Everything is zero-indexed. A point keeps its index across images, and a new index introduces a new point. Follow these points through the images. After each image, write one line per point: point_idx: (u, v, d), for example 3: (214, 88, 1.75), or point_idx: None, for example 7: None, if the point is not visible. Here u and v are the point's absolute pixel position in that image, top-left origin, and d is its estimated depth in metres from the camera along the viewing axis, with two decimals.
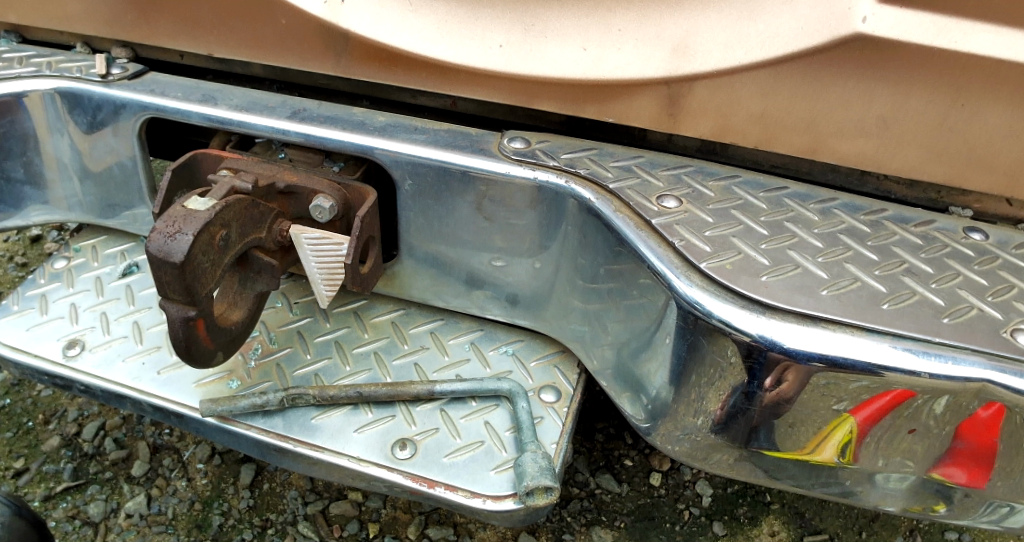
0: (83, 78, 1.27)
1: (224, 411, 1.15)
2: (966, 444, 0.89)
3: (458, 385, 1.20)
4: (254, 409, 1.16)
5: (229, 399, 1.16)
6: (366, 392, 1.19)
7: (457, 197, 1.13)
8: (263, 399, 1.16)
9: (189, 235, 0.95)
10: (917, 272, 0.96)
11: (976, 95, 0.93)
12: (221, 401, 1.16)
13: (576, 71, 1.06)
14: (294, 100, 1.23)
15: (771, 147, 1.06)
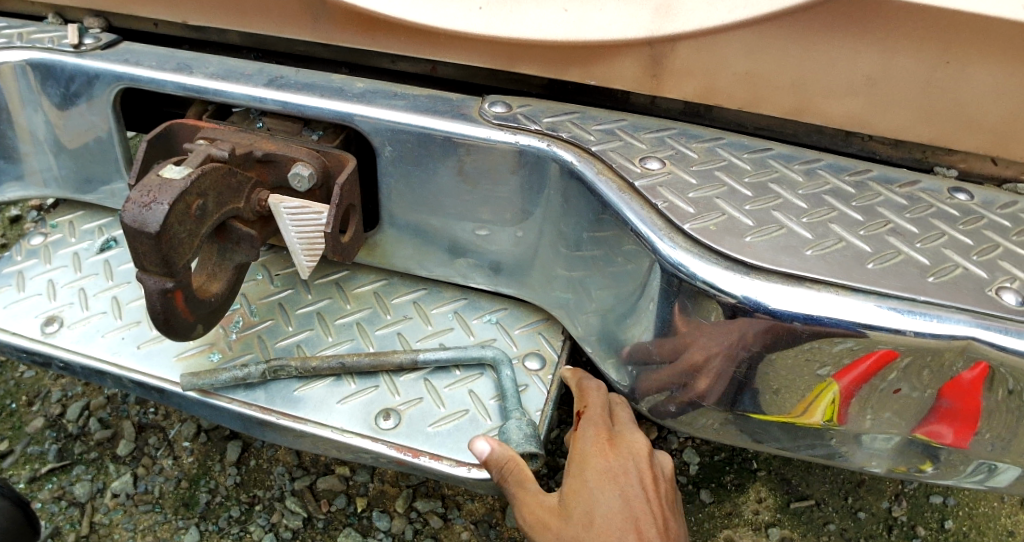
0: (54, 49, 1.23)
1: (205, 385, 1.13)
2: (952, 403, 0.89)
3: (441, 354, 1.19)
4: (235, 382, 1.14)
5: (210, 373, 1.14)
6: (348, 362, 1.17)
7: (437, 163, 1.11)
8: (244, 372, 1.14)
9: (164, 204, 0.93)
10: (902, 231, 0.95)
11: (962, 53, 0.92)
12: (202, 374, 1.14)
13: (557, 33, 1.03)
14: (270, 67, 1.20)
15: (757, 108, 1.05)
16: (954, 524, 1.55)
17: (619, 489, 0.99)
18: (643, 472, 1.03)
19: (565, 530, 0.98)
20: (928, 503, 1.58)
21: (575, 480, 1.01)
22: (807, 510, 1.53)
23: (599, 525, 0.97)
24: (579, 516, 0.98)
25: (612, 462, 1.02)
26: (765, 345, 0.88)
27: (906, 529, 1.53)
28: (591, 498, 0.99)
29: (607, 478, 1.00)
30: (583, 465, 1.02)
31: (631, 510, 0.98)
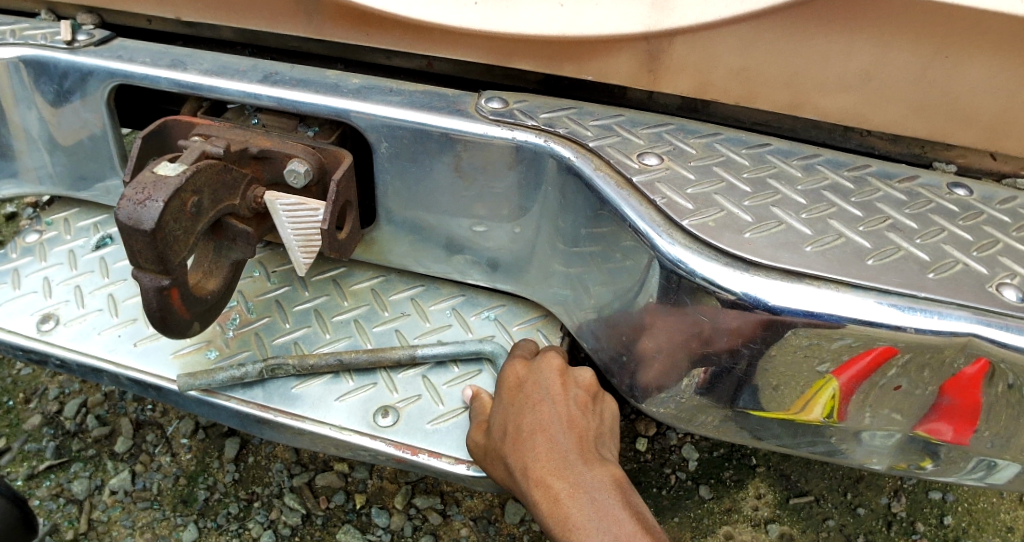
0: (47, 45, 1.22)
1: (202, 385, 1.13)
2: (952, 400, 0.89)
3: (439, 349, 1.19)
4: (233, 381, 1.14)
5: (207, 373, 1.14)
6: (346, 359, 1.17)
7: (434, 159, 1.11)
8: (242, 371, 1.14)
9: (159, 202, 0.92)
10: (901, 227, 0.94)
11: (961, 47, 0.91)
12: (199, 374, 1.14)
13: (552, 28, 1.02)
14: (265, 63, 1.19)
15: (755, 103, 1.05)
16: (953, 520, 1.55)
17: (526, 399, 1.02)
18: (556, 378, 1.03)
19: (490, 445, 1.02)
20: (927, 498, 1.58)
21: (494, 401, 1.05)
22: (806, 506, 1.53)
23: (511, 431, 0.99)
24: (497, 429, 1.01)
25: (523, 380, 1.05)
26: (764, 342, 0.88)
27: (904, 525, 1.53)
28: (504, 412, 1.02)
29: (517, 393, 1.03)
30: (499, 388, 1.06)
31: (537, 412, 0.99)
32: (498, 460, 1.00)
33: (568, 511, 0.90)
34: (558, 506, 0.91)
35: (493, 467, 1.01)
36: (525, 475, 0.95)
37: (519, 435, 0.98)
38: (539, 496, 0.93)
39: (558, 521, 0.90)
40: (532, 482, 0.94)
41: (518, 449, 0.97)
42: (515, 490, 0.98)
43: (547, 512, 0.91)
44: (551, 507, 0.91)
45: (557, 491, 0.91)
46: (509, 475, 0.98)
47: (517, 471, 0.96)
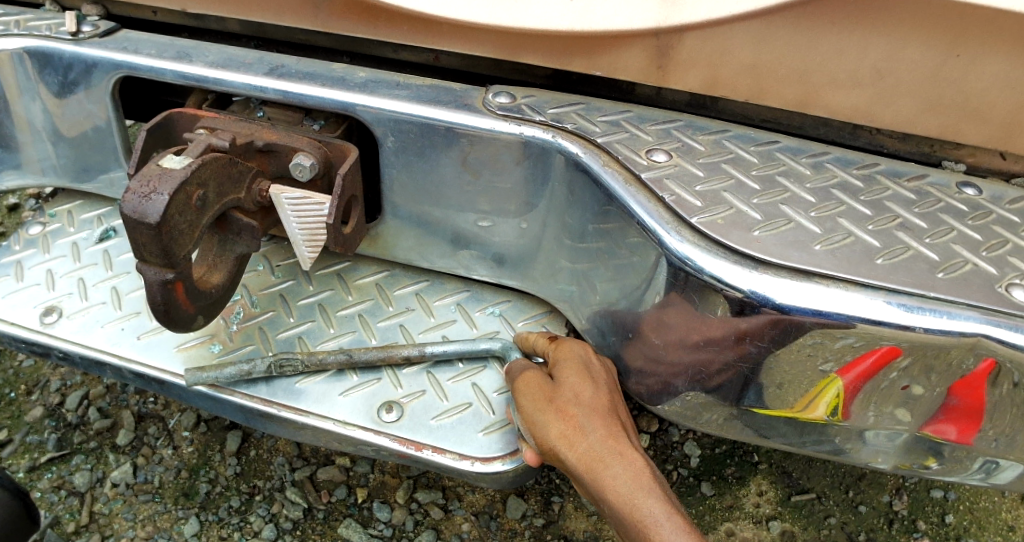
0: (52, 36, 1.21)
1: (210, 378, 1.13)
2: (960, 400, 0.89)
3: (448, 347, 1.18)
4: (241, 376, 1.13)
5: (216, 366, 1.14)
6: (355, 355, 1.16)
7: (440, 154, 1.10)
8: (251, 366, 1.13)
9: (165, 195, 0.91)
10: (910, 226, 0.94)
11: (973, 45, 0.90)
12: (208, 368, 1.14)
13: (562, 23, 1.01)
14: (271, 56, 1.18)
15: (763, 100, 1.04)
16: (955, 519, 1.55)
17: (600, 376, 1.05)
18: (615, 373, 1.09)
19: (559, 403, 1.01)
20: (929, 497, 1.58)
21: (560, 366, 1.06)
22: (808, 503, 1.53)
23: (592, 398, 1.02)
24: (570, 392, 1.02)
25: (592, 357, 1.07)
26: (770, 340, 0.88)
27: (906, 523, 1.53)
28: (581, 380, 1.03)
29: (589, 367, 1.05)
30: (566, 357, 1.06)
31: (612, 395, 1.04)
32: (568, 419, 1.00)
33: (648, 484, 0.97)
34: (638, 476, 0.97)
35: (557, 423, 1.00)
36: (605, 443, 0.99)
37: (600, 407, 1.01)
38: (618, 464, 0.97)
39: (637, 491, 0.96)
40: (612, 451, 0.99)
41: (598, 420, 1.01)
42: (580, 451, 0.98)
43: (624, 481, 0.96)
44: (630, 476, 0.97)
45: (638, 465, 0.98)
46: (579, 436, 0.99)
47: (595, 437, 0.99)
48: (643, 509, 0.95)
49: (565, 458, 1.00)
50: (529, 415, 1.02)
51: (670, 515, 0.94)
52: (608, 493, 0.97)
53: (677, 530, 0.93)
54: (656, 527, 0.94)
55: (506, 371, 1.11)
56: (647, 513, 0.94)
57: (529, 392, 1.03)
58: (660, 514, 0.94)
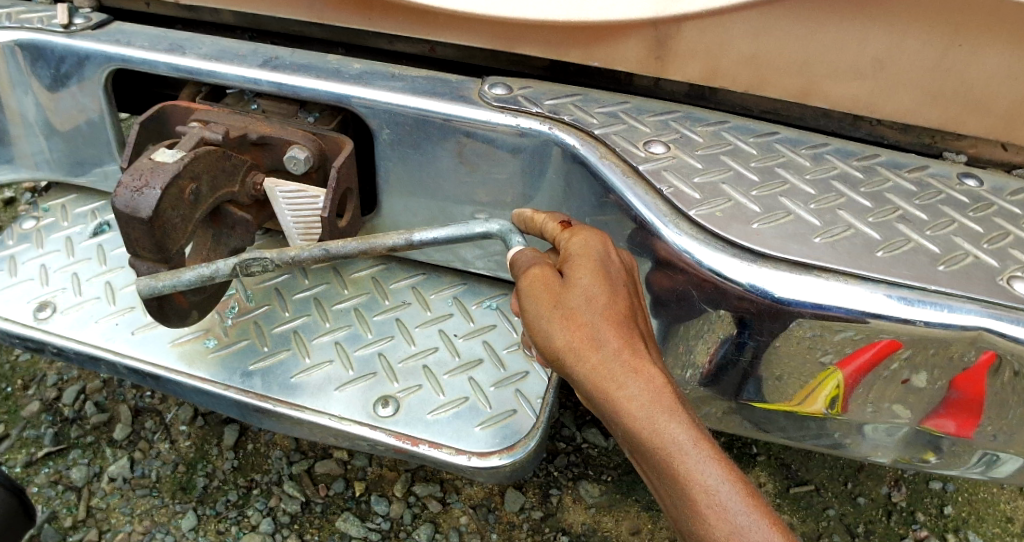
0: (44, 28, 1.20)
1: (166, 287, 0.94)
2: (961, 394, 0.88)
3: (439, 231, 0.97)
4: (202, 281, 0.95)
5: (171, 273, 0.94)
6: (332, 249, 0.96)
7: (437, 146, 1.09)
8: (212, 269, 0.95)
9: (156, 189, 0.91)
10: (911, 218, 0.93)
11: (976, 33, 0.89)
12: (161, 276, 0.94)
13: (558, 13, 1.00)
14: (264, 47, 1.17)
15: (763, 91, 1.03)
16: (953, 510, 1.55)
17: (616, 277, 0.86)
18: (633, 274, 0.91)
19: (567, 308, 0.83)
20: (927, 488, 1.58)
21: (572, 263, 0.86)
22: (806, 495, 1.53)
23: (605, 305, 0.83)
24: (582, 296, 0.84)
25: (609, 255, 0.88)
26: (770, 333, 0.87)
27: (904, 514, 1.53)
28: (594, 281, 0.84)
29: (605, 265, 0.86)
30: (578, 253, 0.88)
31: (631, 301, 0.86)
32: (577, 329, 0.82)
33: (672, 405, 0.78)
34: (660, 397, 0.78)
35: (563, 333, 0.83)
36: (620, 357, 0.80)
37: (615, 314, 0.83)
38: (635, 382, 0.79)
39: (659, 414, 0.78)
40: (628, 368, 0.80)
41: (612, 330, 0.82)
42: (589, 366, 0.81)
43: (642, 401, 0.78)
44: (650, 397, 0.78)
45: (660, 382, 0.79)
46: (588, 349, 0.81)
47: (608, 350, 0.81)
48: (666, 436, 0.77)
49: (573, 374, 0.82)
50: (531, 319, 0.85)
51: (699, 443, 0.76)
52: (623, 418, 0.79)
53: (706, 460, 0.75)
54: (682, 457, 0.76)
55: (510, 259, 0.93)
56: (670, 439, 0.76)
57: (533, 291, 0.85)
58: (687, 442, 0.76)
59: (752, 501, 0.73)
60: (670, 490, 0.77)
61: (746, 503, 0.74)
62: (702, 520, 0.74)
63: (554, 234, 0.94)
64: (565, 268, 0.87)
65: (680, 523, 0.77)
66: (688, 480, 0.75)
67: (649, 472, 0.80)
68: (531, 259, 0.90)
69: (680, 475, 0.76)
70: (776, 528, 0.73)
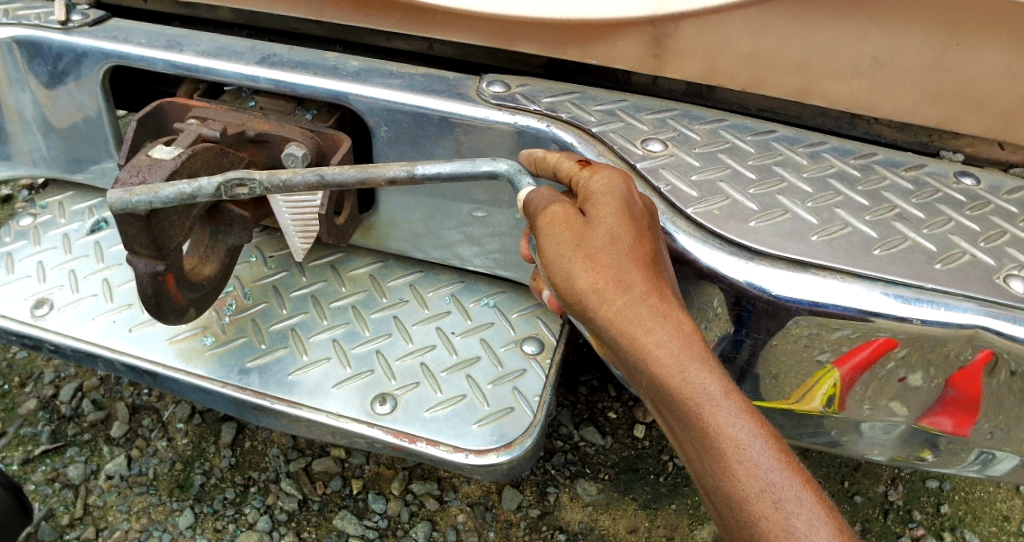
0: (41, 25, 1.20)
1: (141, 203, 0.85)
2: (958, 392, 0.88)
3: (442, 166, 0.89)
4: (182, 200, 0.86)
5: (146, 188, 0.86)
6: (329, 175, 0.89)
7: (434, 143, 1.09)
8: (193, 186, 0.86)
9: (155, 186, 0.90)
10: (908, 217, 0.93)
11: (973, 31, 0.89)
12: (135, 190, 0.86)
13: (556, 12, 1.01)
14: (262, 44, 1.17)
15: (761, 89, 1.03)
16: (950, 509, 1.55)
17: (641, 218, 0.82)
18: (654, 215, 0.87)
19: (590, 249, 0.78)
20: (924, 487, 1.58)
21: (596, 203, 0.82)
22: None
23: (632, 247, 0.79)
24: (607, 237, 0.79)
25: (631, 195, 0.84)
26: (767, 331, 0.88)
27: (901, 513, 1.53)
28: (620, 221, 0.80)
29: (629, 206, 0.82)
30: (600, 191, 0.83)
31: (655, 243, 0.82)
32: (602, 271, 0.77)
33: (701, 354, 0.74)
34: (688, 345, 0.74)
35: (587, 274, 0.78)
36: (648, 301, 0.76)
37: (641, 256, 0.79)
38: (664, 329, 0.75)
39: (688, 363, 0.73)
40: (655, 313, 0.76)
41: (638, 273, 0.77)
42: (614, 310, 0.76)
43: (671, 349, 0.74)
44: (679, 344, 0.74)
45: (689, 329, 0.75)
46: (614, 292, 0.77)
47: (635, 294, 0.76)
48: (695, 385, 0.72)
49: (596, 317, 0.77)
50: (551, 259, 0.80)
51: (729, 393, 0.72)
52: (649, 364, 0.74)
53: (737, 412, 0.71)
54: (711, 408, 0.71)
55: (522, 199, 0.88)
56: (701, 390, 0.72)
57: (553, 232, 0.81)
58: (718, 392, 0.72)
59: (783, 455, 0.70)
60: (695, 442, 0.73)
61: (777, 455, 0.70)
62: (730, 473, 0.70)
63: (571, 172, 0.91)
64: (588, 208, 0.82)
65: (702, 476, 0.73)
66: (717, 430, 0.71)
67: (670, 421, 0.76)
68: (545, 197, 0.85)
69: (710, 427, 0.71)
70: (803, 481, 0.69)
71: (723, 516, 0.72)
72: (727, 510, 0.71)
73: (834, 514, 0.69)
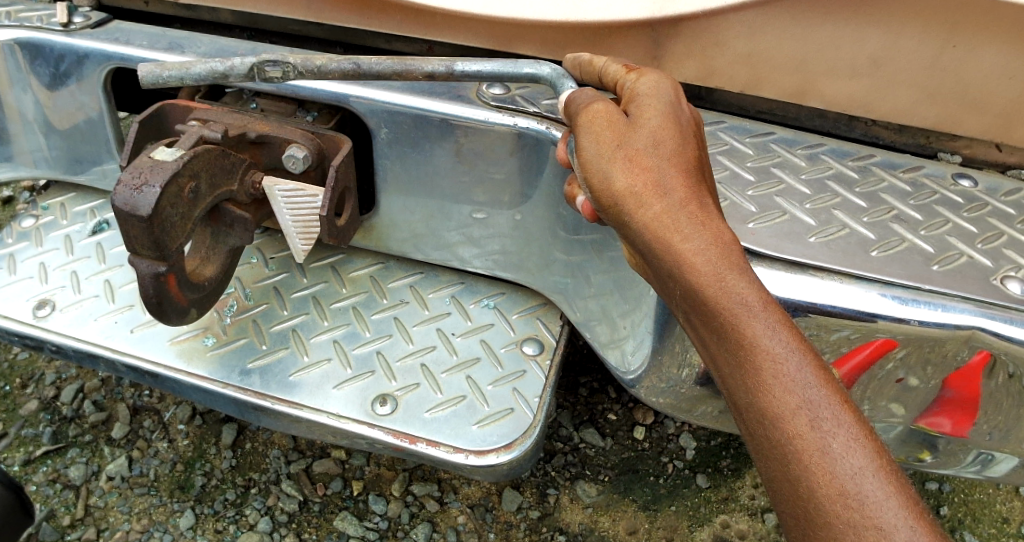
0: (43, 27, 1.20)
1: (172, 78, 1.00)
2: (955, 393, 0.88)
3: (486, 66, 0.96)
4: (211, 76, 1.00)
5: (178, 65, 1.00)
6: (365, 64, 0.97)
7: (434, 144, 1.09)
8: (222, 66, 0.99)
9: (156, 187, 0.91)
10: (906, 218, 0.94)
11: (970, 31, 0.90)
12: (168, 67, 1.00)
13: (558, 14, 1.01)
14: (262, 46, 1.18)
15: (760, 90, 1.03)
16: (949, 511, 1.55)
17: (686, 128, 0.84)
18: (701, 129, 0.88)
19: (631, 150, 0.81)
20: (923, 489, 1.58)
21: (641, 108, 0.84)
22: None
23: (673, 154, 0.81)
24: (648, 140, 0.81)
25: (678, 103, 0.86)
26: None
27: None
28: (664, 127, 0.82)
29: (675, 114, 0.84)
30: (645, 94, 0.86)
31: (700, 154, 0.84)
32: (642, 174, 0.80)
33: (737, 261, 0.74)
34: (725, 253, 0.74)
35: (626, 174, 0.80)
36: (685, 208, 0.77)
37: (682, 162, 0.81)
38: (700, 235, 0.75)
39: (725, 271, 0.73)
40: (692, 219, 0.77)
41: (678, 180, 0.79)
42: (652, 213, 0.78)
43: (707, 255, 0.74)
44: (715, 251, 0.74)
45: (726, 239, 0.75)
46: (653, 196, 0.78)
47: (672, 199, 0.78)
48: (731, 294, 0.71)
49: (632, 221, 0.79)
50: (591, 161, 0.83)
51: (766, 305, 0.71)
52: (684, 270, 0.74)
53: (774, 325, 0.70)
54: (746, 317, 0.70)
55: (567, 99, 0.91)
56: (736, 298, 0.71)
57: (595, 129, 0.83)
58: (755, 302, 0.71)
59: (821, 370, 0.67)
60: (730, 355, 0.71)
61: (813, 371, 0.67)
62: (763, 386, 0.68)
63: (618, 76, 0.91)
64: (632, 109, 0.85)
65: (734, 391, 0.71)
66: (752, 341, 0.69)
67: (706, 336, 0.75)
68: (591, 96, 0.88)
69: (744, 338, 0.70)
70: (841, 401, 0.66)
71: (753, 435, 0.70)
72: (758, 426, 0.69)
73: (874, 438, 0.65)
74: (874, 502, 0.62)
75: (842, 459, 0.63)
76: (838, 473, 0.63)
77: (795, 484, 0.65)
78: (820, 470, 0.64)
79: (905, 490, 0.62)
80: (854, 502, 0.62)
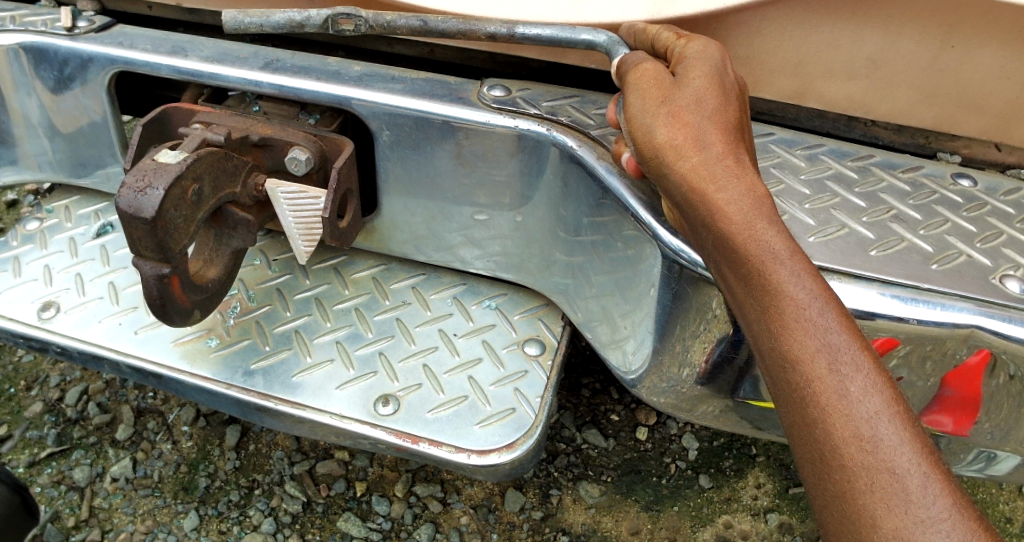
0: (47, 31, 1.21)
1: (253, 26, 0.98)
2: (955, 391, 0.89)
3: (543, 31, 0.98)
4: (290, 27, 0.99)
5: (259, 13, 0.98)
6: (431, 22, 0.99)
7: (435, 146, 1.10)
8: (302, 17, 0.98)
9: (160, 189, 0.92)
10: (905, 218, 0.94)
11: (968, 32, 0.90)
12: (249, 14, 0.98)
13: (558, 16, 1.02)
14: (265, 50, 1.19)
15: (759, 91, 1.05)
16: None
17: (730, 90, 0.85)
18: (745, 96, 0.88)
19: (675, 106, 0.82)
20: None
21: (687, 69, 0.85)
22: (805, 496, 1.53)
23: (715, 111, 0.81)
24: (692, 97, 0.82)
25: (724, 67, 0.87)
26: None
27: None
28: (708, 87, 0.83)
29: (720, 77, 0.85)
30: (693, 56, 0.87)
31: (742, 117, 0.84)
32: (684, 129, 0.80)
33: (769, 212, 0.74)
34: (758, 205, 0.74)
35: (667, 127, 0.80)
36: (723, 161, 0.77)
37: (724, 119, 0.81)
38: (735, 187, 0.75)
39: (756, 221, 0.72)
40: (728, 172, 0.76)
41: (718, 135, 0.80)
42: (689, 164, 0.78)
43: (740, 206, 0.74)
44: (748, 203, 0.74)
45: (760, 194, 0.75)
46: (692, 148, 0.79)
47: (711, 153, 0.78)
48: (760, 242, 0.71)
49: (670, 172, 0.79)
50: (634, 115, 0.84)
51: (793, 254, 0.70)
52: (717, 219, 0.74)
53: (800, 273, 0.68)
54: (772, 263, 0.69)
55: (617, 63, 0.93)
56: (765, 246, 0.70)
57: (641, 87, 0.85)
58: (782, 251, 0.70)
59: (844, 318, 0.65)
60: (755, 300, 0.70)
61: (836, 317, 0.65)
62: (784, 330, 0.66)
63: (667, 43, 0.91)
64: (678, 69, 0.86)
65: (757, 338, 0.69)
66: (776, 286, 0.68)
67: (733, 285, 0.73)
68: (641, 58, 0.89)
69: (769, 283, 0.68)
70: (863, 348, 0.64)
71: (774, 382, 0.67)
72: (778, 371, 0.66)
73: (894, 386, 0.62)
74: (889, 446, 0.59)
75: (859, 403, 0.61)
76: (853, 416, 0.61)
77: (811, 428, 0.63)
78: (837, 413, 0.61)
79: (921, 437, 0.59)
80: (868, 445, 0.60)
